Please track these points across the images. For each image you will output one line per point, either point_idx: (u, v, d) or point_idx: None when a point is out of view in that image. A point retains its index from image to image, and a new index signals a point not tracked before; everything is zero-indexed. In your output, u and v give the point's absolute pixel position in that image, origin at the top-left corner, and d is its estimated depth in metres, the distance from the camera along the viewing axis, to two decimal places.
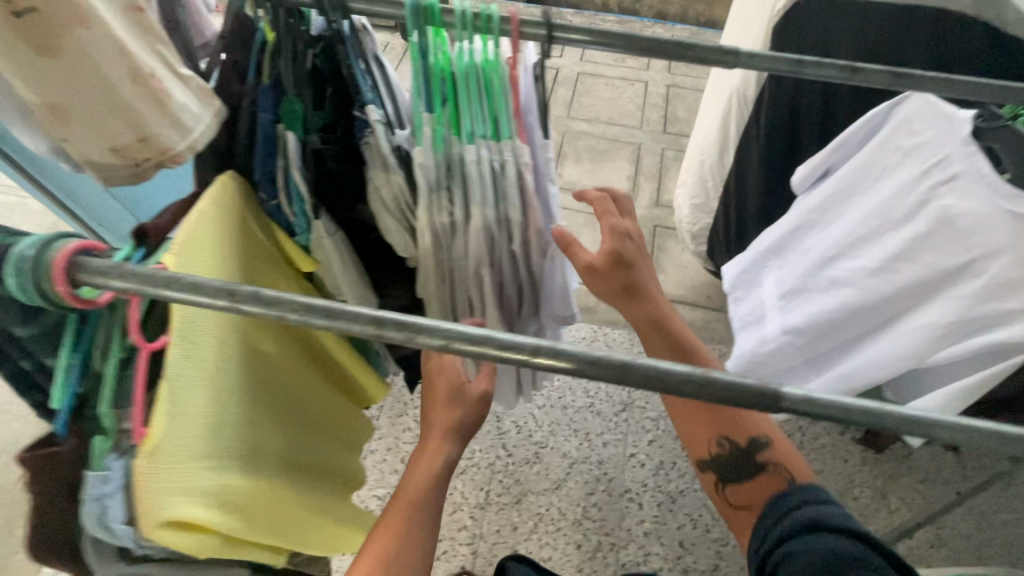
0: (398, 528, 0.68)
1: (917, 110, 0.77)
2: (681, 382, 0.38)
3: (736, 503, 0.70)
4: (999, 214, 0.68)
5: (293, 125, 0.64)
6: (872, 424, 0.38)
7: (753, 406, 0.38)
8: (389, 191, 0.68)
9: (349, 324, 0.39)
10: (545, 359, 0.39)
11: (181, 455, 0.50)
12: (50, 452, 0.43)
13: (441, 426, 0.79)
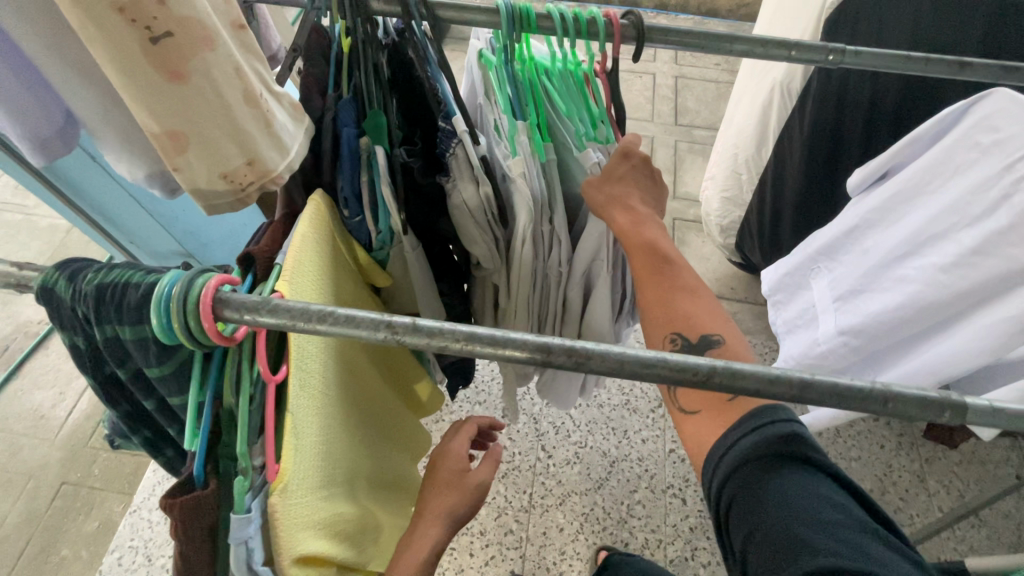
0: None
1: (997, 108, 0.79)
2: (855, 399, 0.37)
3: (686, 407, 0.65)
4: None
5: (378, 138, 0.60)
6: None
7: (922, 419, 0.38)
8: (478, 202, 0.63)
9: (517, 352, 0.38)
10: (718, 381, 0.37)
11: (302, 491, 0.49)
12: (194, 497, 0.41)
13: (433, 506, 0.75)
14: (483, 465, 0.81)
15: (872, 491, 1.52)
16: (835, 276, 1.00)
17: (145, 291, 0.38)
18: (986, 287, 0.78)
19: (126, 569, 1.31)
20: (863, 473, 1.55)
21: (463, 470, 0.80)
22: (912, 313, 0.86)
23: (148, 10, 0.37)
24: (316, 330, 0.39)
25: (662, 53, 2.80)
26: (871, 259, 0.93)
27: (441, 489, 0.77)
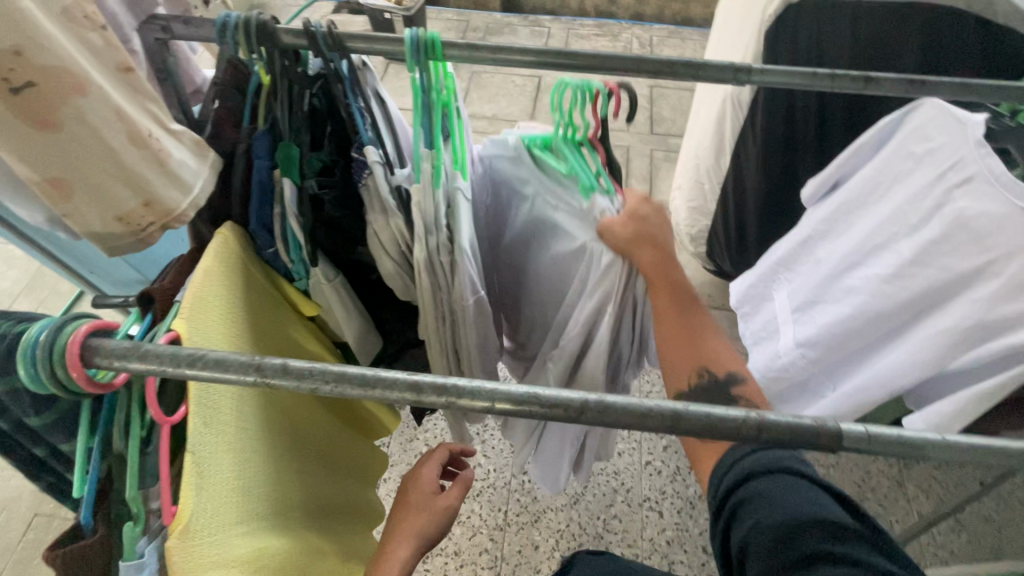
0: None
1: (928, 117, 0.79)
2: (712, 429, 0.37)
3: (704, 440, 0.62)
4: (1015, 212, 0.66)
5: (289, 171, 0.62)
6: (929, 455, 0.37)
7: (788, 442, 0.37)
8: (388, 235, 0.66)
9: (388, 393, 0.37)
10: (585, 416, 0.37)
11: (199, 537, 0.47)
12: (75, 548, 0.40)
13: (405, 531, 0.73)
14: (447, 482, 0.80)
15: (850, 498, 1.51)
16: (792, 286, 0.99)
17: (11, 341, 0.38)
18: (928, 298, 0.75)
19: None
20: (841, 479, 1.54)
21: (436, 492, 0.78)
22: (859, 325, 0.83)
23: (6, 63, 0.41)
24: (181, 373, 0.38)
25: None
26: (823, 269, 0.92)
27: (413, 513, 0.75)
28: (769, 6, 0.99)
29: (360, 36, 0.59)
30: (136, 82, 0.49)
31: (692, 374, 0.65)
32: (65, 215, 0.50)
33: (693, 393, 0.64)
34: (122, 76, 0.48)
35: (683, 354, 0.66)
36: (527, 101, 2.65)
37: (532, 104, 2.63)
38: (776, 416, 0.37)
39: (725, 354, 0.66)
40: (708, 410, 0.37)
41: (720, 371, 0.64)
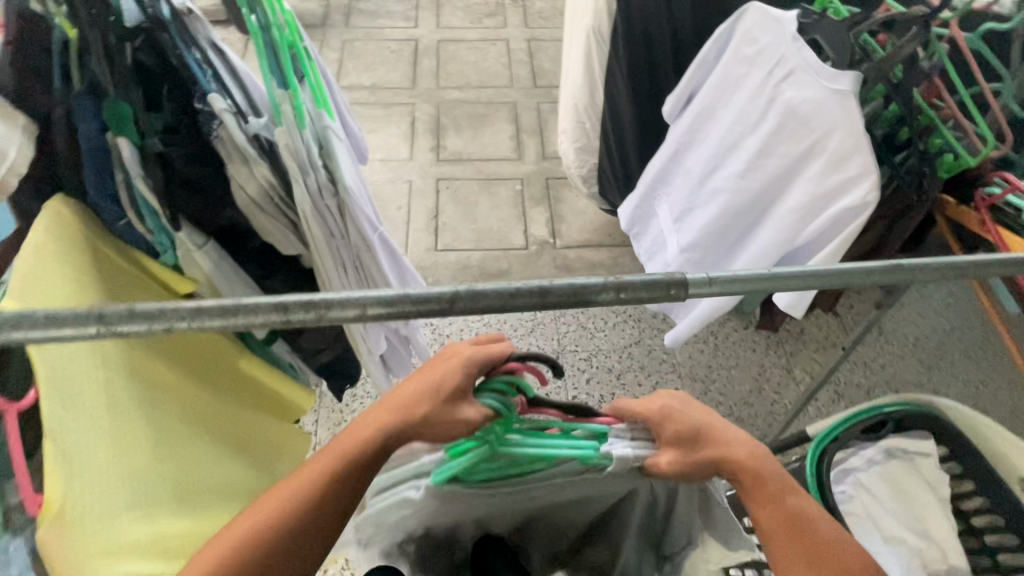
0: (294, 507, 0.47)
1: (753, 22, 0.88)
2: (577, 293, 0.39)
3: None
4: (827, 94, 0.74)
5: (123, 129, 0.55)
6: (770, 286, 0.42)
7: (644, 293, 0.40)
8: (256, 186, 0.62)
9: (251, 319, 0.36)
10: (458, 304, 0.38)
11: (84, 520, 0.44)
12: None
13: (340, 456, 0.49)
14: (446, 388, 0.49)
15: (750, 391, 1.69)
16: (670, 200, 1.06)
17: None
18: (776, 184, 0.84)
19: None
20: (741, 378, 1.72)
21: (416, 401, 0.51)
22: (726, 221, 0.91)
23: None
24: (9, 339, 0.33)
25: (512, 18, 2.82)
26: (693, 178, 1.00)
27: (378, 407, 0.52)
28: None
29: None
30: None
31: None
32: None
33: None
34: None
35: None
36: (407, 67, 2.57)
37: (412, 69, 2.56)
38: (635, 278, 0.40)
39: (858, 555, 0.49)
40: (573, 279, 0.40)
41: None
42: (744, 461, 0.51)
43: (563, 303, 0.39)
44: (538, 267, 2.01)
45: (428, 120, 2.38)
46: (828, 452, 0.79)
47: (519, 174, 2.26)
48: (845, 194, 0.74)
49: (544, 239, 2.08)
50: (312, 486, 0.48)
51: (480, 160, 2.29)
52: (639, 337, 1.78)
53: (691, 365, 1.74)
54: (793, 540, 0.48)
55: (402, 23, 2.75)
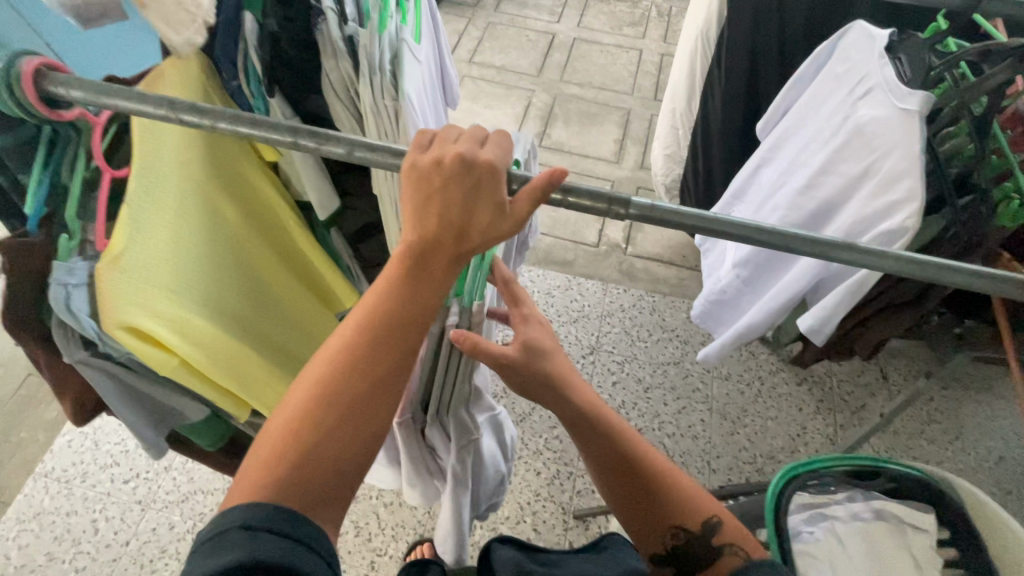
0: (363, 319, 0.52)
1: (854, 40, 0.85)
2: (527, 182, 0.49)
3: None
4: (894, 117, 0.73)
5: (252, 9, 0.69)
6: (706, 228, 0.48)
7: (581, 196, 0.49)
8: (337, 77, 0.74)
9: (272, 134, 0.48)
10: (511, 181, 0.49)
11: (132, 273, 0.57)
12: (25, 241, 0.51)
13: (372, 306, 0.52)
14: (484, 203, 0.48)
15: (781, 448, 1.59)
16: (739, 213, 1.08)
17: None
18: (830, 204, 0.82)
19: (74, 449, 1.53)
20: (776, 432, 1.62)
21: (451, 219, 0.48)
22: None
23: None
24: (116, 105, 0.47)
25: (652, 31, 2.83)
26: (767, 193, 1.00)
27: (438, 205, 0.48)
28: None
29: None
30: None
31: (666, 536, 0.69)
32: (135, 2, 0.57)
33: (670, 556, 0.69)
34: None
35: (656, 518, 0.69)
36: (537, 56, 2.69)
37: (542, 59, 2.68)
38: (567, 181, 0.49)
39: (691, 501, 0.70)
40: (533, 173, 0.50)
41: (694, 527, 0.68)
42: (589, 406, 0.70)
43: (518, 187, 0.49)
44: (601, 266, 2.02)
45: (542, 108, 2.49)
46: (799, 478, 0.73)
47: (611, 176, 2.29)
48: (886, 218, 0.72)
49: (616, 242, 2.08)
50: (370, 319, 0.51)
51: (578, 155, 2.35)
52: (679, 359, 1.74)
53: (726, 403, 1.66)
54: (629, 483, 0.69)
55: (546, 16, 2.88)
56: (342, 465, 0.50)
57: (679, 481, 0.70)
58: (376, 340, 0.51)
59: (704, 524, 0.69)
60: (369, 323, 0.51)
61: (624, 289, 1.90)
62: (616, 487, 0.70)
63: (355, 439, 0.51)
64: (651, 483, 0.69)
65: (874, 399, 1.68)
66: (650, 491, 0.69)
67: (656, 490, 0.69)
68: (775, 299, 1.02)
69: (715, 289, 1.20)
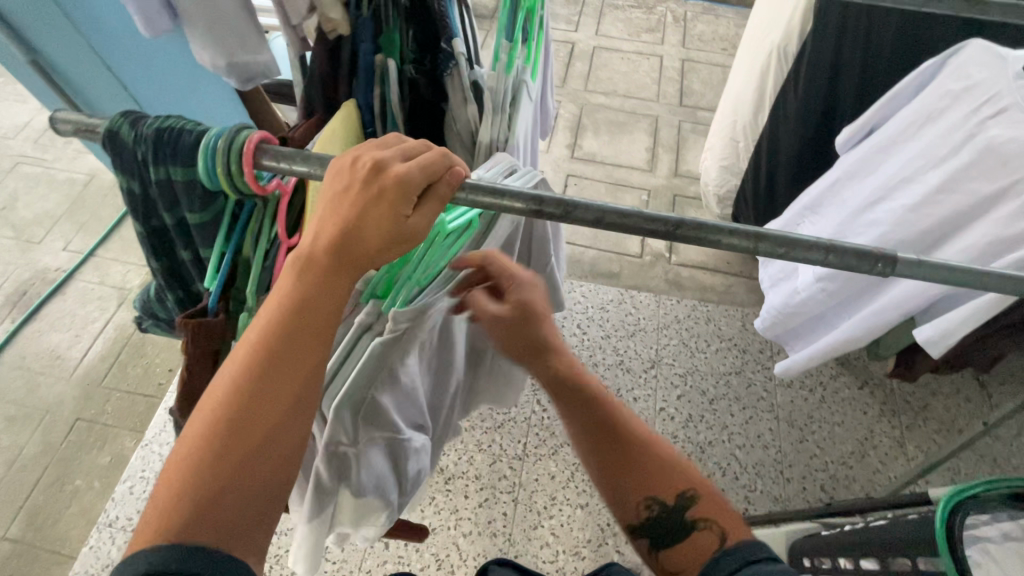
0: (257, 329, 0.46)
1: (971, 57, 0.85)
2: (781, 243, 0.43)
3: (673, 571, 0.60)
4: None
5: (390, 52, 0.69)
6: (984, 285, 0.43)
7: (841, 260, 0.43)
8: (466, 125, 0.73)
9: (514, 202, 0.45)
10: (544, 208, 0.45)
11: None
12: (204, 322, 0.50)
13: (264, 315, 0.46)
14: (378, 201, 0.43)
15: (851, 453, 1.59)
16: (819, 226, 1.08)
17: (197, 135, 0.45)
18: (950, 222, 0.82)
19: (138, 496, 1.49)
20: (844, 437, 1.62)
21: (345, 218, 0.44)
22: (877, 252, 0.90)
23: None
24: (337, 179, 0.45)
25: (671, 37, 2.84)
26: (852, 207, 1.00)
27: (331, 208, 0.44)
28: None
29: None
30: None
31: (641, 506, 0.62)
32: None
33: (645, 526, 0.61)
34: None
35: (626, 482, 0.63)
36: (560, 67, 2.68)
37: (565, 69, 2.67)
38: (549, 195, 0.45)
39: (663, 466, 0.63)
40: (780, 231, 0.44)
41: (668, 497, 0.61)
42: (568, 364, 0.68)
43: (767, 248, 0.44)
44: (648, 277, 2.01)
45: (570, 119, 2.48)
46: (961, 506, 0.74)
47: (647, 185, 2.28)
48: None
49: (660, 252, 2.08)
50: (259, 327, 0.45)
51: (612, 165, 2.34)
52: (740, 368, 1.74)
53: (791, 410, 1.66)
54: (599, 442, 0.65)
55: (563, 25, 2.87)
56: (243, 488, 0.43)
57: (648, 445, 0.64)
58: (267, 355, 0.45)
59: (679, 497, 0.61)
60: (259, 336, 0.45)
61: (677, 300, 1.89)
62: (591, 440, 0.65)
63: (254, 467, 0.43)
64: (603, 434, 0.65)
65: (935, 398, 1.69)
66: (618, 451, 0.64)
67: (621, 445, 0.64)
68: (873, 312, 0.99)
69: (794, 302, 1.13)
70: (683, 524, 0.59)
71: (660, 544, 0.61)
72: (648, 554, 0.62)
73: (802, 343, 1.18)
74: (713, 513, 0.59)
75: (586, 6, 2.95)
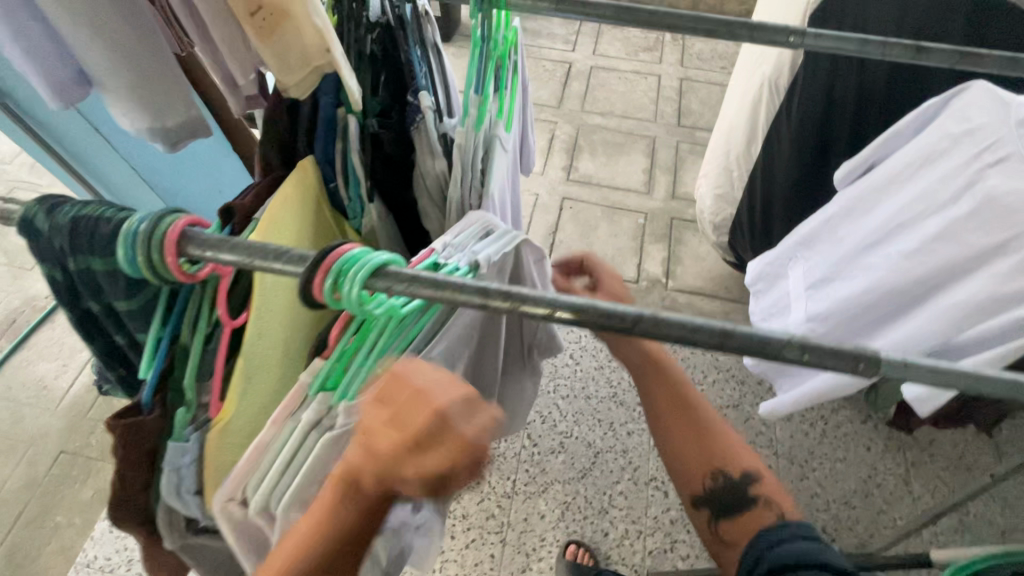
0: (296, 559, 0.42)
1: (973, 99, 0.81)
2: (751, 344, 0.39)
3: (726, 540, 0.68)
4: None
5: (353, 109, 0.64)
6: (977, 389, 0.38)
7: (813, 361, 0.39)
8: (432, 179, 0.70)
9: (456, 295, 0.40)
10: (490, 302, 0.40)
11: (233, 437, 0.50)
12: (134, 422, 0.46)
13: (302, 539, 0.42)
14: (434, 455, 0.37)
15: (854, 491, 1.53)
16: (810, 264, 1.03)
17: (115, 225, 0.41)
18: (947, 273, 0.77)
19: (118, 535, 1.45)
20: (847, 474, 1.56)
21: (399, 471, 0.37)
22: (871, 298, 0.85)
23: None
24: (267, 268, 0.41)
25: (669, 55, 2.81)
26: (845, 248, 0.95)
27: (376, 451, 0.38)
28: None
29: None
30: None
31: (705, 476, 0.70)
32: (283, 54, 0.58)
33: (707, 494, 0.70)
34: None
35: (695, 455, 0.71)
36: (556, 87, 2.66)
37: (561, 89, 2.65)
38: (494, 285, 0.40)
39: (725, 446, 0.71)
40: (751, 328, 0.39)
41: (733, 470, 0.69)
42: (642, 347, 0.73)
43: (736, 349, 0.39)
44: (644, 303, 1.96)
45: (566, 140, 2.45)
46: None
47: (643, 208, 2.24)
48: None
49: (657, 277, 2.03)
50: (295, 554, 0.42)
51: (608, 187, 2.30)
52: (738, 400, 1.69)
53: (791, 445, 1.61)
54: (674, 422, 0.72)
55: (560, 44, 2.85)
56: None
57: (709, 416, 0.73)
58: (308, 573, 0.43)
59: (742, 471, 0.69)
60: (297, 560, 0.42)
61: (673, 329, 1.86)
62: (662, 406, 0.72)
63: None
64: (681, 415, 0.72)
65: (942, 433, 1.62)
66: (689, 426, 0.72)
67: (696, 420, 0.72)
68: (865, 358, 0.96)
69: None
70: (743, 496, 0.68)
71: (721, 515, 0.69)
72: (706, 524, 0.70)
73: (793, 384, 1.13)
74: (772, 491, 0.68)
75: (583, 24, 2.94)
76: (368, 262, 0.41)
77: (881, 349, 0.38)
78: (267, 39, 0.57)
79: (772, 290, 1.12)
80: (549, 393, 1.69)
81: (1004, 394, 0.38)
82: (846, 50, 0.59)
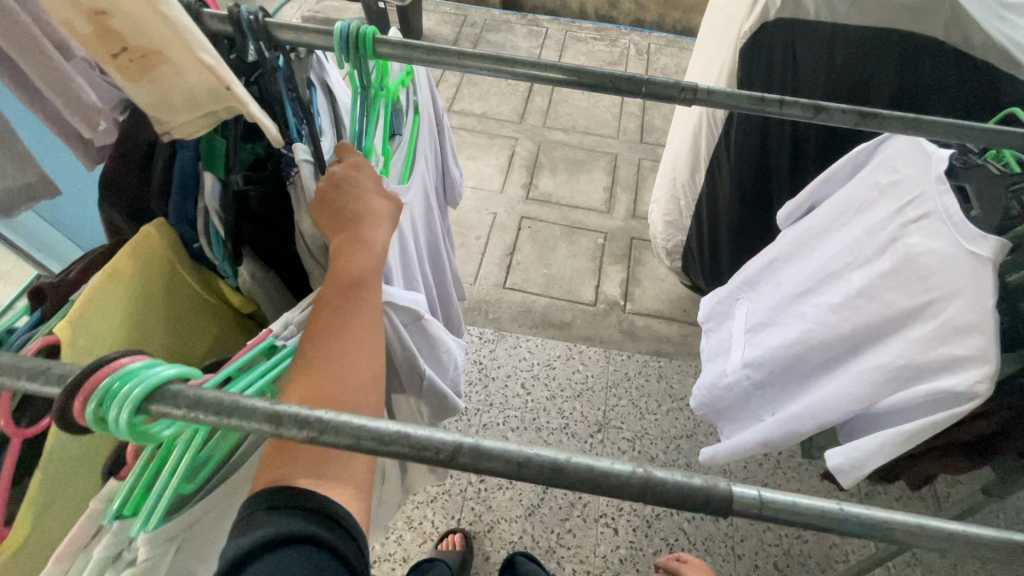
0: None
1: (900, 149, 0.77)
2: (581, 479, 0.33)
3: None
4: (961, 254, 0.64)
5: (212, 164, 0.56)
6: (836, 529, 0.33)
7: (654, 499, 0.34)
8: (316, 235, 0.65)
9: (247, 423, 0.34)
10: (291, 430, 0.34)
11: (23, 566, 0.43)
12: None
13: None
14: None
15: (806, 526, 1.49)
16: (752, 305, 0.97)
17: None
18: (870, 332, 0.72)
19: None
20: None
21: None
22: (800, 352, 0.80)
23: None
24: (23, 387, 0.34)
25: (633, 69, 2.78)
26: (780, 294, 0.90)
27: None
28: (745, 21, 0.94)
29: (289, 27, 0.56)
30: (115, 34, 0.43)
31: None
32: (157, 97, 0.48)
33: None
34: (96, 23, 0.42)
35: None
36: (518, 101, 2.61)
37: (523, 104, 2.60)
38: (291, 409, 0.34)
39: None
40: (585, 458, 0.34)
41: None
42: None
43: (564, 484, 0.34)
44: (601, 327, 1.92)
45: (527, 156, 2.40)
46: None
47: (603, 227, 2.19)
48: (946, 374, 0.63)
49: (614, 299, 1.99)
50: None
51: (568, 206, 2.25)
52: (692, 430, 1.66)
53: (744, 477, 1.57)
54: None
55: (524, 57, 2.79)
56: None
57: None
58: None
59: None
60: None
61: (628, 355, 1.83)
62: None
63: None
64: None
65: None
66: None
67: None
68: None
69: (723, 386, 0.95)
70: None
71: None
72: None
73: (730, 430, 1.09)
74: None
75: (547, 37, 2.89)
76: (146, 379, 0.35)
77: (727, 485, 0.33)
78: (141, 81, 0.46)
79: (719, 330, 1.05)
80: (499, 425, 1.64)
81: (866, 535, 0.33)
82: (740, 107, 0.54)
